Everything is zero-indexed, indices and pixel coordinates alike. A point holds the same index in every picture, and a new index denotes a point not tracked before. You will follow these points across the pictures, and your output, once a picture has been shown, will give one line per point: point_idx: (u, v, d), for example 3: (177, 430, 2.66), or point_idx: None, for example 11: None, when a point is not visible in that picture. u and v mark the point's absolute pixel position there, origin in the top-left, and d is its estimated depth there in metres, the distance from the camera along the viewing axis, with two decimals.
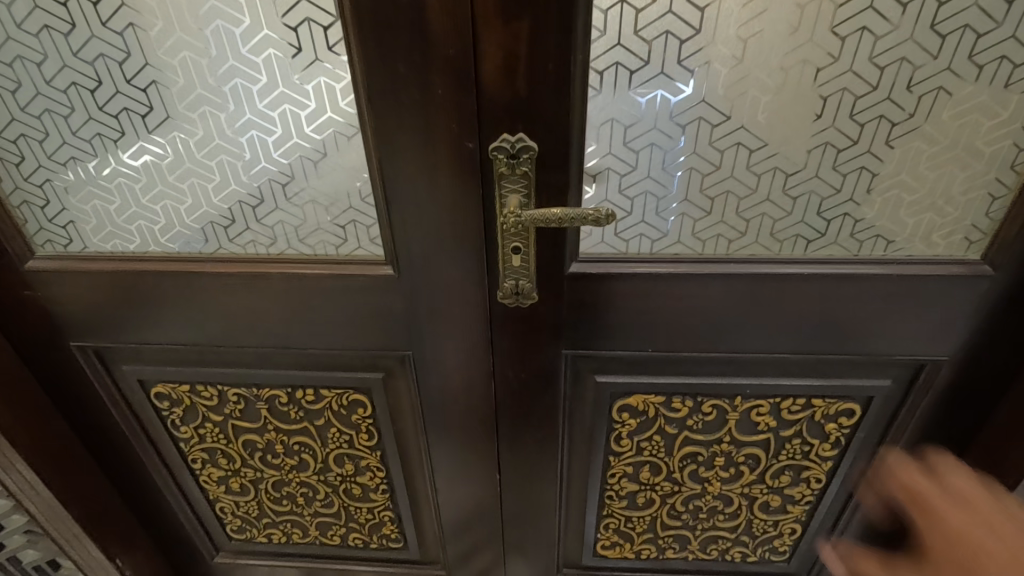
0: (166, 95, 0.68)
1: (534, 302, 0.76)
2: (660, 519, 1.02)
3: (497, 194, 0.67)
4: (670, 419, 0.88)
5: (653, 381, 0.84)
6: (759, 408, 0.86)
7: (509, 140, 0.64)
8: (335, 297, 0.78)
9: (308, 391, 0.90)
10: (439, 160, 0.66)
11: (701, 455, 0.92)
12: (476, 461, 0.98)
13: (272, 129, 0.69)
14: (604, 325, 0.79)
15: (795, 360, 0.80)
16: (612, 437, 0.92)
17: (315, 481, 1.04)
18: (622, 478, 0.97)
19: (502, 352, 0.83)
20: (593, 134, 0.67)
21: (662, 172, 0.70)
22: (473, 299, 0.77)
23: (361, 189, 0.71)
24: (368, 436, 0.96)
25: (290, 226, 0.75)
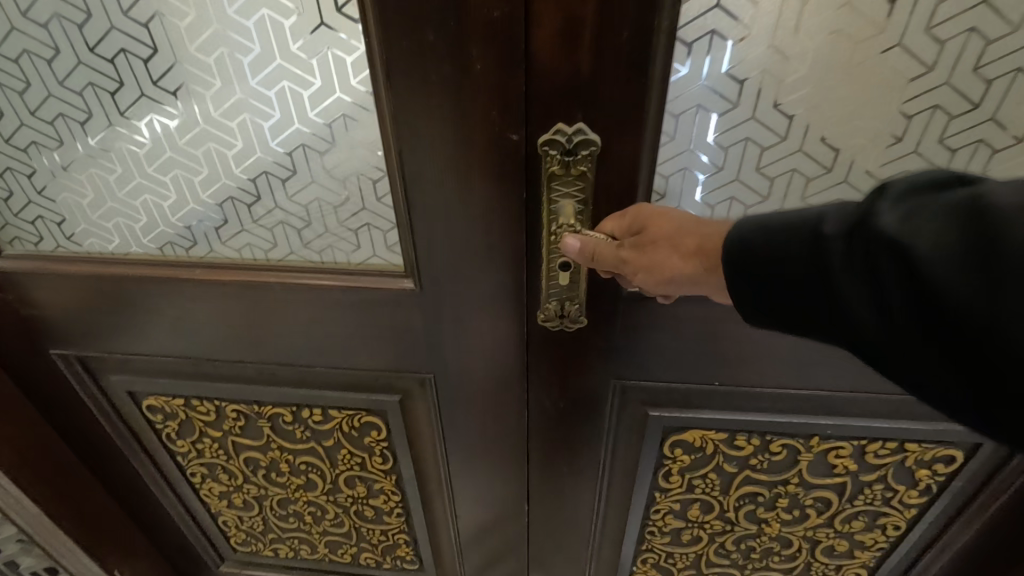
0: (137, 67, 0.55)
1: (582, 326, 0.63)
2: (706, 557, 0.91)
3: (546, 199, 0.54)
4: (730, 456, 0.76)
5: (715, 416, 0.72)
6: (838, 451, 0.73)
7: (566, 132, 0.50)
8: (346, 312, 0.66)
9: (316, 410, 0.80)
10: (475, 156, 0.53)
11: (761, 496, 0.80)
12: (503, 489, 0.87)
13: (269, 113, 0.56)
14: (663, 353, 0.66)
15: (891, 401, 0.67)
16: (661, 472, 0.80)
17: (324, 500, 0.95)
18: (667, 514, 0.86)
19: (540, 378, 0.71)
20: (670, 126, 0.53)
21: (752, 174, 0.55)
22: (509, 318, 0.65)
23: (376, 187, 0.59)
24: (382, 459, 0.85)
25: (294, 228, 0.63)
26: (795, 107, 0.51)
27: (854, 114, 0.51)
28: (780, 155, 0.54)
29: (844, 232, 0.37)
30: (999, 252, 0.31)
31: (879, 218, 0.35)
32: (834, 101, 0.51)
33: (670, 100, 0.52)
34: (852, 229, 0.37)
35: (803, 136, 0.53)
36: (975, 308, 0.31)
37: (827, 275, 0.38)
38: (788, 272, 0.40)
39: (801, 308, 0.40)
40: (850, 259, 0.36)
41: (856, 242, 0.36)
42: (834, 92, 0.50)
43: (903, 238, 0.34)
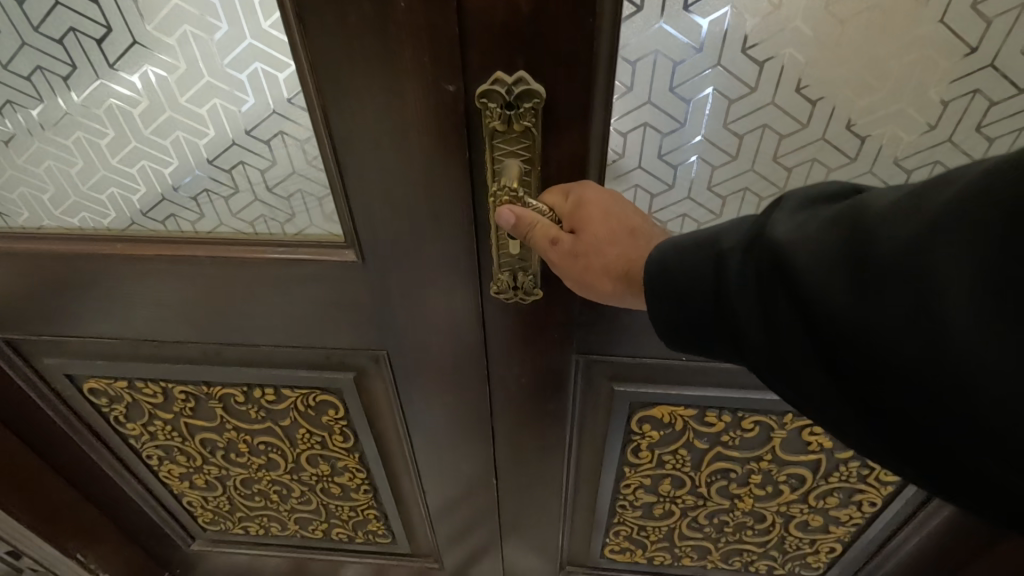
0: (11, 8, 0.46)
1: (536, 298, 0.59)
2: (678, 529, 0.90)
3: (488, 159, 0.48)
4: (701, 433, 0.74)
5: (686, 390, 0.69)
6: (812, 427, 0.72)
7: (505, 82, 0.44)
8: (285, 287, 0.61)
9: (268, 390, 0.76)
10: (409, 111, 0.47)
11: (733, 472, 0.79)
12: (470, 466, 0.85)
13: (174, 64, 0.47)
14: (628, 327, 0.63)
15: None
16: (631, 447, 0.78)
17: (288, 479, 0.92)
18: (638, 489, 0.84)
19: (499, 354, 0.67)
20: (627, 75, 0.47)
21: (721, 130, 0.50)
22: (460, 292, 0.60)
23: (306, 149, 0.52)
24: (343, 437, 0.82)
25: (221, 197, 0.56)
26: (768, 52, 0.46)
27: (836, 60, 0.46)
28: (751, 108, 0.49)
29: (742, 247, 0.35)
30: (877, 268, 0.28)
31: (769, 232, 0.33)
32: (812, 45, 0.45)
33: (627, 45, 0.46)
34: (748, 245, 0.35)
35: (777, 86, 0.47)
36: (858, 329, 0.29)
37: (726, 295, 0.35)
38: (695, 293, 0.37)
39: (711, 331, 0.37)
40: (744, 276, 0.34)
41: (750, 259, 0.34)
42: (813, 35, 0.45)
43: (785, 252, 0.32)
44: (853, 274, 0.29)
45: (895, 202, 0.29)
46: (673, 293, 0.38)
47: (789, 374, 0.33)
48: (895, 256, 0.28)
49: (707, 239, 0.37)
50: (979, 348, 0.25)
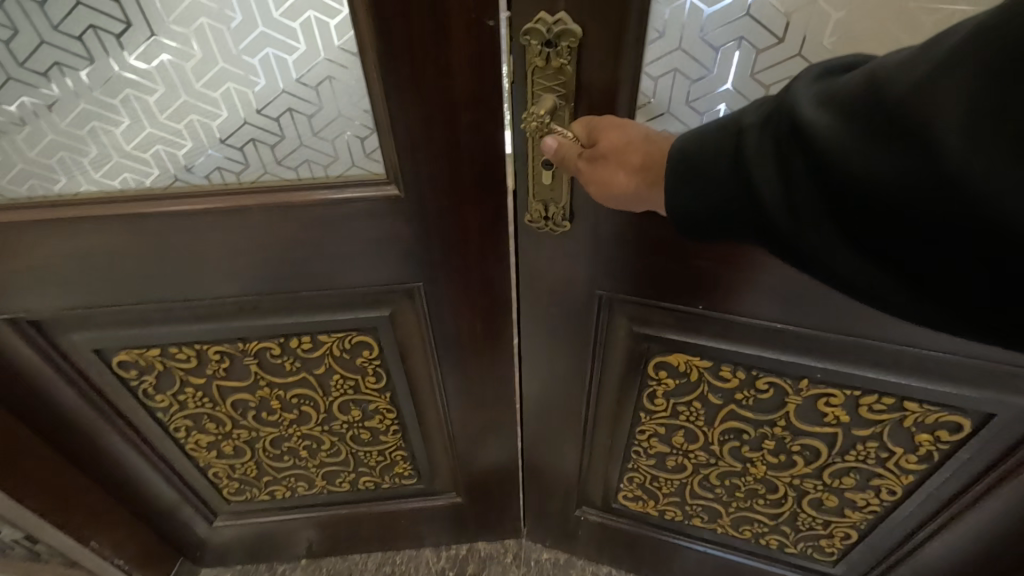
0: None
1: (564, 228, 0.68)
2: (690, 487, 0.99)
3: (528, 91, 0.57)
4: (716, 387, 0.81)
5: (705, 342, 0.75)
6: (828, 398, 0.76)
7: (546, 21, 0.52)
8: (325, 228, 0.66)
9: (305, 338, 0.80)
10: (455, 47, 0.54)
11: (746, 433, 0.85)
12: (493, 394, 0.94)
13: (229, 15, 0.52)
14: (650, 268, 0.69)
15: (888, 350, 0.68)
16: (647, 394, 0.86)
17: (319, 432, 0.97)
18: (652, 438, 0.92)
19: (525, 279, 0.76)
20: (660, 22, 0.53)
21: (745, 79, 0.55)
22: (490, 216, 0.68)
23: (353, 91, 0.58)
24: (375, 377, 0.88)
25: (266, 146, 0.61)
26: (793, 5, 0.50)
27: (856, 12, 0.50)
28: (774, 58, 0.54)
29: (760, 121, 0.41)
30: (881, 114, 0.34)
31: (790, 103, 0.39)
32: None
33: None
34: (765, 118, 0.40)
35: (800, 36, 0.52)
36: (861, 169, 0.35)
37: (747, 171, 0.41)
38: (716, 174, 0.43)
39: (728, 207, 0.43)
40: (763, 146, 0.40)
41: (767, 131, 0.40)
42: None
43: (801, 119, 0.37)
44: (866, 129, 0.35)
45: (898, 61, 0.35)
46: (700, 176, 0.44)
47: (806, 231, 0.39)
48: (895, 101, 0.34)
49: (728, 124, 0.43)
50: (964, 169, 0.31)
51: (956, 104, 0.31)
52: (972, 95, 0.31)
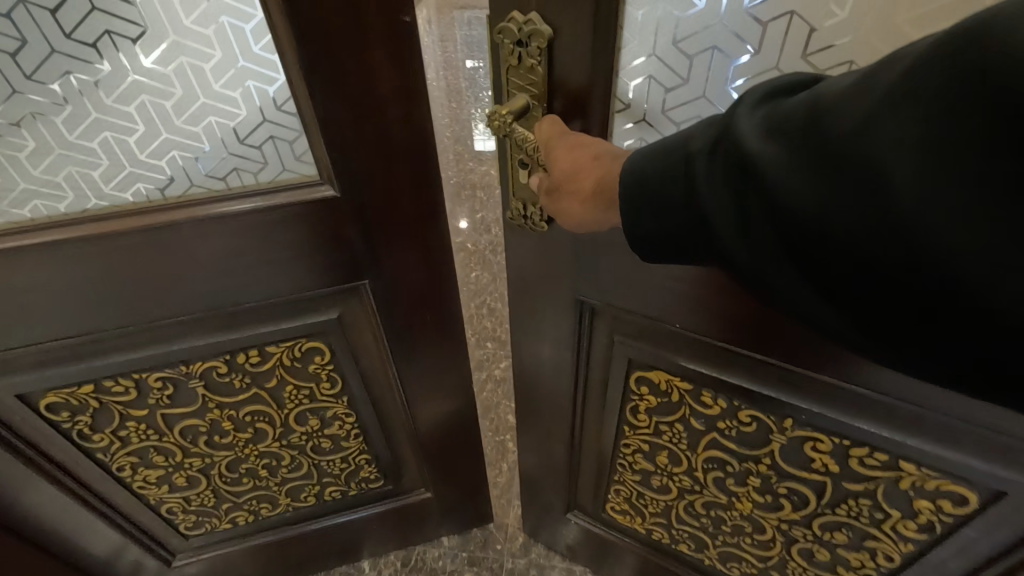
0: None
1: (544, 230, 0.68)
2: (676, 510, 0.97)
3: (505, 87, 0.57)
4: (698, 412, 0.77)
5: (684, 362, 0.72)
6: (815, 442, 0.70)
7: (517, 20, 0.51)
8: (257, 237, 0.65)
9: (252, 352, 0.78)
10: (376, 45, 0.56)
11: (730, 466, 0.81)
12: (452, 379, 0.96)
13: (135, 27, 0.53)
14: (621, 280, 0.68)
15: (889, 405, 0.61)
16: (630, 407, 0.84)
17: (277, 448, 0.94)
18: (637, 453, 0.91)
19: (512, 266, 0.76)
20: (634, 27, 0.52)
21: (722, 90, 0.53)
22: (428, 207, 0.71)
23: (275, 95, 0.59)
24: (330, 382, 0.87)
25: (190, 157, 0.62)
26: (772, 12, 0.48)
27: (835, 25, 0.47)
28: (753, 69, 0.51)
29: (711, 146, 0.41)
30: (830, 149, 0.34)
31: (740, 128, 0.39)
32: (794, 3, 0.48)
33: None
34: (715, 142, 0.41)
35: (779, 46, 0.49)
36: (810, 202, 0.35)
37: (698, 199, 0.41)
38: (668, 198, 0.44)
39: (683, 231, 0.44)
40: (712, 173, 0.40)
41: (716, 158, 0.40)
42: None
43: (752, 150, 0.37)
44: (814, 162, 0.35)
45: (849, 89, 0.34)
46: (655, 204, 0.45)
47: (763, 265, 0.39)
48: (845, 135, 0.33)
49: (678, 145, 0.44)
50: (917, 209, 0.31)
51: (907, 144, 0.31)
52: (909, 127, 0.31)
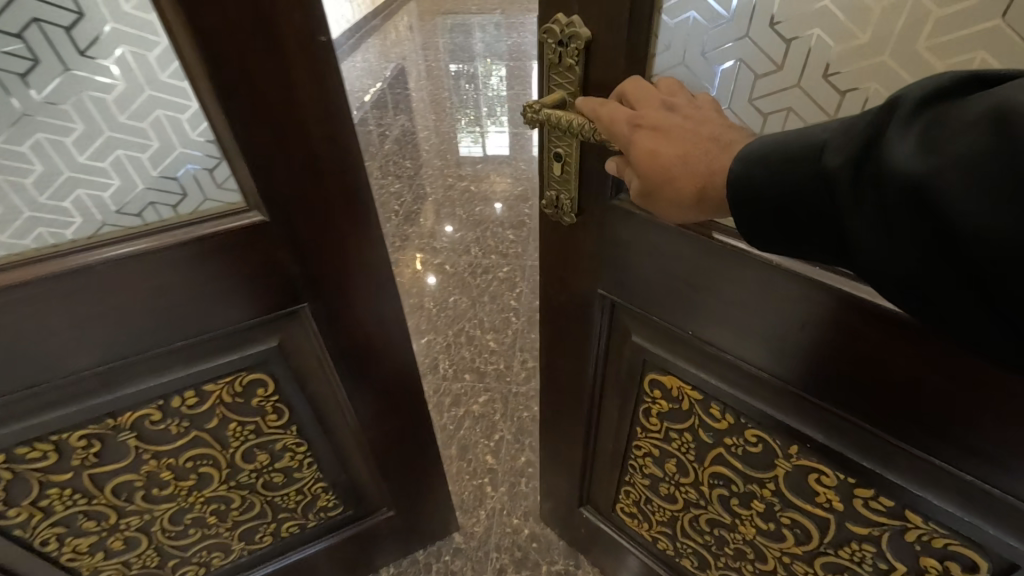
0: None
1: (573, 220, 0.73)
2: (682, 522, 1.00)
3: (546, 84, 0.61)
4: (706, 423, 0.79)
5: (698, 372, 0.73)
6: (819, 476, 0.69)
7: (560, 23, 0.55)
8: (182, 271, 0.62)
9: (188, 393, 0.73)
10: (294, 68, 0.56)
11: (735, 484, 0.82)
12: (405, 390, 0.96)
13: (24, 61, 0.49)
14: (623, 278, 0.73)
15: (907, 453, 0.58)
16: (644, 408, 0.87)
17: (226, 492, 0.89)
18: (647, 456, 0.95)
19: (555, 258, 0.81)
20: (667, 35, 0.54)
21: (745, 104, 0.54)
22: (361, 223, 0.71)
23: (188, 123, 0.57)
24: (277, 414, 0.84)
25: (99, 196, 0.58)
26: (792, 31, 0.48)
27: (854, 50, 0.46)
28: (770, 85, 0.52)
29: (854, 160, 0.36)
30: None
31: (893, 143, 0.34)
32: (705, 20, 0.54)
33: (670, 6, 0.53)
34: (858, 154, 0.36)
35: (800, 62, 0.49)
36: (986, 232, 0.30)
37: (834, 214, 0.38)
38: (794, 208, 0.41)
39: (819, 240, 0.41)
40: (853, 190, 0.36)
41: (861, 174, 0.35)
42: (835, 16, 0.46)
43: (911, 170, 0.32)
44: (996, 186, 0.30)
45: None
46: (770, 211, 0.42)
47: (918, 288, 0.35)
48: None
49: (801, 155, 0.40)
50: None
51: None
52: None
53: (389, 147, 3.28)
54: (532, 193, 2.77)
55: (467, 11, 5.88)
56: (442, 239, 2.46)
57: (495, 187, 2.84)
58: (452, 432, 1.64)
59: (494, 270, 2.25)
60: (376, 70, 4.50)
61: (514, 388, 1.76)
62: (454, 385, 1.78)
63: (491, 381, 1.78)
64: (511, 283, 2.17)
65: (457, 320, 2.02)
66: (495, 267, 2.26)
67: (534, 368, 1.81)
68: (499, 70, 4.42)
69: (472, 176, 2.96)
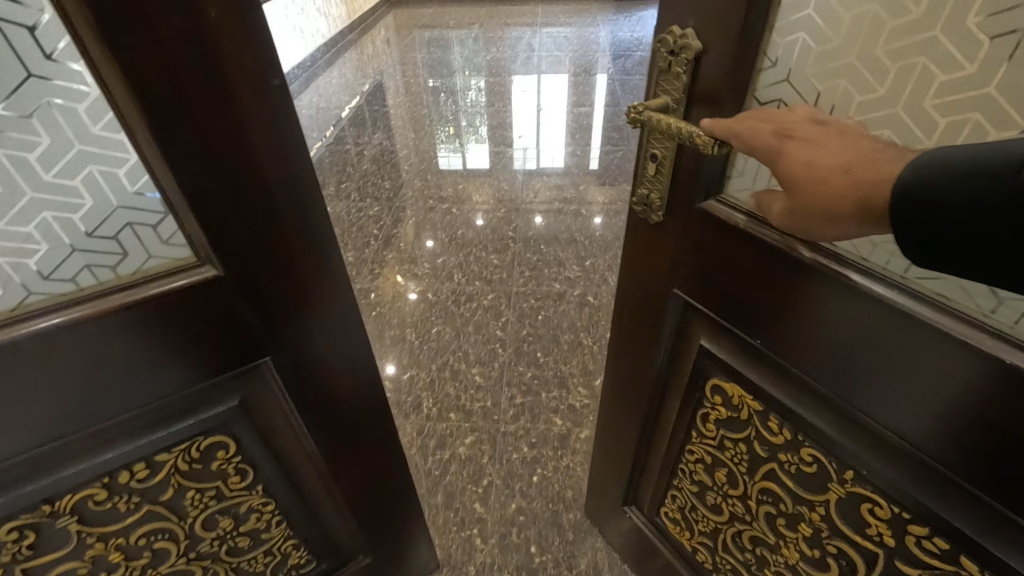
0: None
1: (659, 221, 0.75)
2: (726, 536, 0.99)
3: (654, 89, 0.64)
4: (763, 436, 0.78)
5: (762, 383, 0.73)
6: (874, 507, 0.66)
7: (674, 34, 0.58)
8: (120, 339, 0.55)
9: (137, 466, 0.66)
10: (246, 115, 0.51)
11: (783, 503, 0.81)
12: (377, 430, 0.91)
13: None
14: (701, 281, 0.74)
15: (974, 496, 0.55)
16: (703, 413, 0.88)
17: (185, 564, 0.82)
18: (699, 463, 0.96)
19: (638, 253, 0.83)
20: (776, 50, 0.56)
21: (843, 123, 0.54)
22: (325, 266, 0.66)
23: (125, 177, 0.51)
24: (240, 476, 0.77)
25: (24, 262, 0.51)
26: (898, 57, 0.49)
27: (961, 80, 0.46)
28: (869, 109, 0.52)
29: None
30: None
31: None
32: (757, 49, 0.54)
33: (780, 26, 0.55)
34: None
35: (903, 89, 0.49)
36: None
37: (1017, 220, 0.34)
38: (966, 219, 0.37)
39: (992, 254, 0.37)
40: None
41: None
42: (945, 44, 0.46)
43: None
44: None
45: None
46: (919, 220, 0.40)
47: None
48: None
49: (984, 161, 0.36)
50: None
51: None
52: None
53: (367, 167, 3.22)
54: (514, 215, 2.73)
55: (444, 25, 5.87)
56: (424, 264, 2.40)
57: (476, 208, 2.80)
58: (437, 479, 1.57)
59: (478, 297, 2.20)
60: (352, 86, 4.43)
61: (502, 427, 1.70)
62: (440, 426, 1.71)
63: (478, 421, 1.72)
64: (496, 311, 2.12)
65: (441, 353, 1.96)
66: (479, 294, 2.21)
67: (523, 406, 1.76)
68: (478, 86, 4.41)
69: (453, 196, 2.91)
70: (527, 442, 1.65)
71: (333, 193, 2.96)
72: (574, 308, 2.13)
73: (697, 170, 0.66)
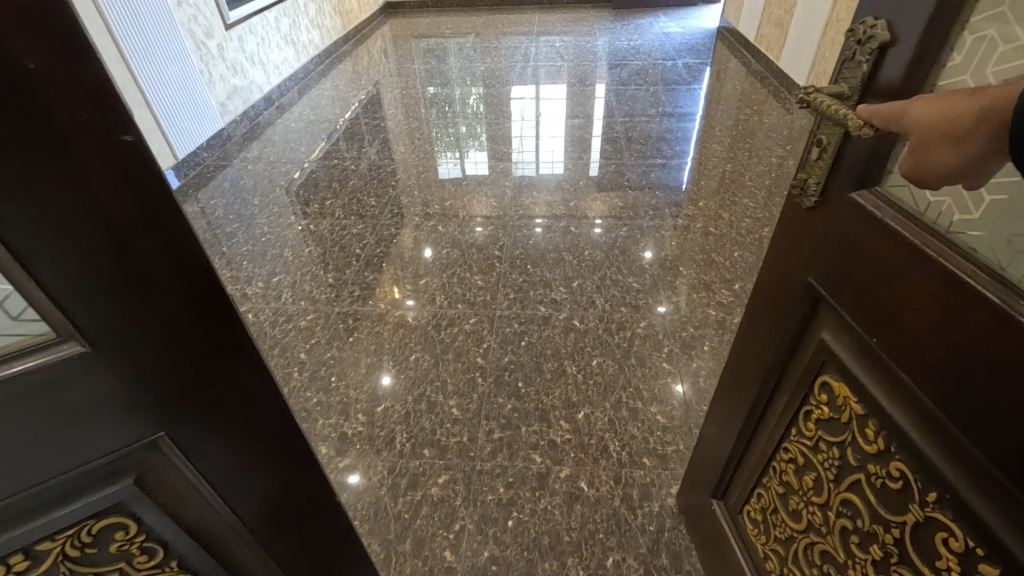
0: None
1: (813, 209, 0.72)
2: (799, 547, 0.93)
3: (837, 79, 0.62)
4: (858, 442, 0.72)
5: (863, 381, 0.67)
6: (947, 537, 0.58)
7: (867, 24, 0.57)
8: None
9: (14, 560, 0.59)
10: (99, 172, 0.44)
11: (862, 519, 0.74)
12: (311, 486, 0.84)
13: None
14: (831, 267, 0.70)
15: None
16: (807, 409, 0.83)
17: None
18: (792, 463, 0.91)
19: (787, 230, 0.80)
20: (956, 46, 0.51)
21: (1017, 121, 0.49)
22: (223, 323, 0.59)
23: None
24: (147, 554, 0.70)
25: None
26: None
27: None
28: None
29: None
30: None
31: None
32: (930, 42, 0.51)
33: (974, 20, 0.50)
34: None
35: None
36: None
37: None
38: None
39: None
40: None
41: None
42: None
43: None
44: None
45: None
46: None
47: None
48: None
49: None
50: None
51: None
52: None
53: (355, 182, 3.16)
54: (502, 231, 2.67)
55: (442, 35, 5.84)
56: (409, 284, 2.34)
57: (467, 224, 2.73)
58: (407, 523, 1.49)
59: (459, 322, 2.12)
60: (345, 97, 4.38)
61: (480, 464, 1.62)
62: (412, 464, 1.63)
63: (453, 458, 1.64)
64: (477, 337, 2.05)
65: (419, 382, 1.88)
66: (461, 318, 2.14)
67: (501, 441, 1.67)
68: (472, 96, 4.35)
69: (441, 211, 2.85)
70: (504, 482, 1.57)
71: (318, 211, 2.90)
72: (560, 333, 2.05)
73: (855, 160, 0.62)
